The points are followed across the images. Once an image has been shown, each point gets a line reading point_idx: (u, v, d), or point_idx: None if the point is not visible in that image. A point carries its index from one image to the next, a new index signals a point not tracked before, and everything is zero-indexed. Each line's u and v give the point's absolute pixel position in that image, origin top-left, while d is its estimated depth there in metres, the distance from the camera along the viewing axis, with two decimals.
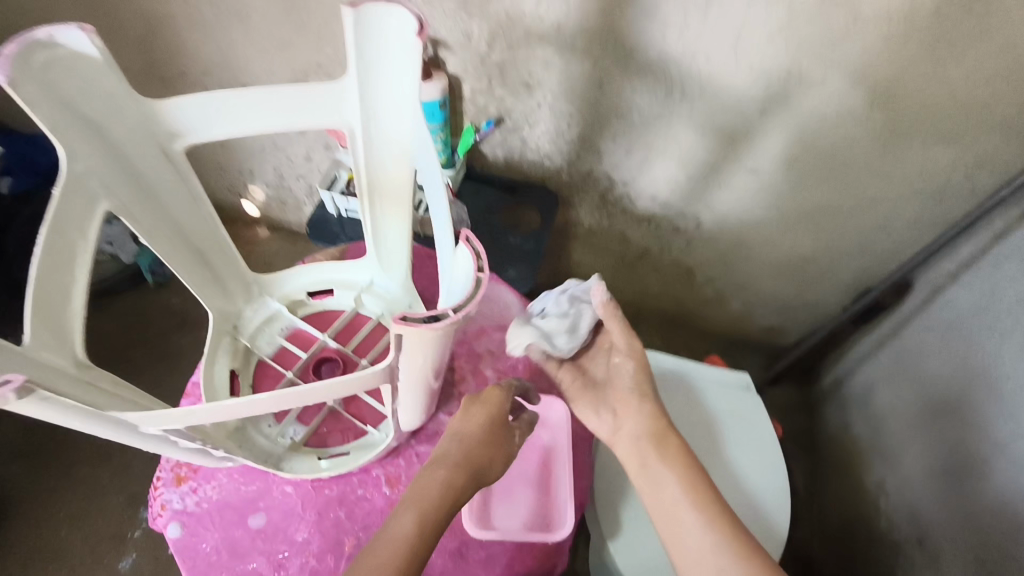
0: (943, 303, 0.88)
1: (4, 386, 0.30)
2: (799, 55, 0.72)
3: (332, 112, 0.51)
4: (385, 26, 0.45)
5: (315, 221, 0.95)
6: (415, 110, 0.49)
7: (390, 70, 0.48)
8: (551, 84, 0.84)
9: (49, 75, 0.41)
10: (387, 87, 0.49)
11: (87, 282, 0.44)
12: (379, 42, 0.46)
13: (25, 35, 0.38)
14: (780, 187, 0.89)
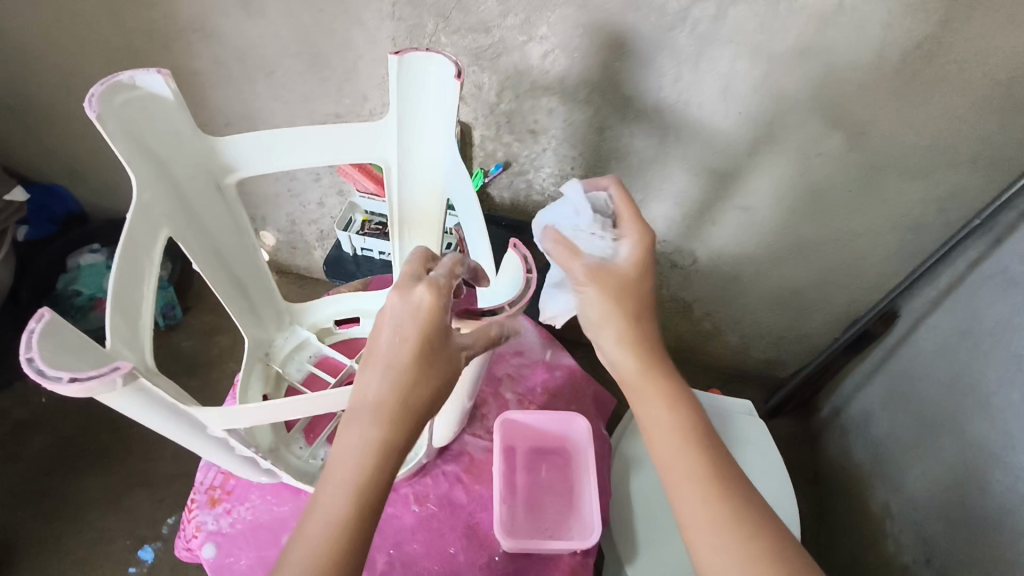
0: (930, 328, 0.93)
1: (114, 370, 0.32)
2: (783, 101, 0.79)
3: (372, 148, 0.56)
4: (424, 71, 0.51)
5: (331, 260, 1.00)
6: (448, 144, 0.55)
7: (425, 110, 0.53)
8: (556, 131, 0.91)
9: (128, 113, 0.45)
10: (421, 125, 0.55)
11: (152, 301, 0.47)
12: (417, 85, 0.52)
13: (112, 79, 0.43)
14: (770, 223, 0.96)
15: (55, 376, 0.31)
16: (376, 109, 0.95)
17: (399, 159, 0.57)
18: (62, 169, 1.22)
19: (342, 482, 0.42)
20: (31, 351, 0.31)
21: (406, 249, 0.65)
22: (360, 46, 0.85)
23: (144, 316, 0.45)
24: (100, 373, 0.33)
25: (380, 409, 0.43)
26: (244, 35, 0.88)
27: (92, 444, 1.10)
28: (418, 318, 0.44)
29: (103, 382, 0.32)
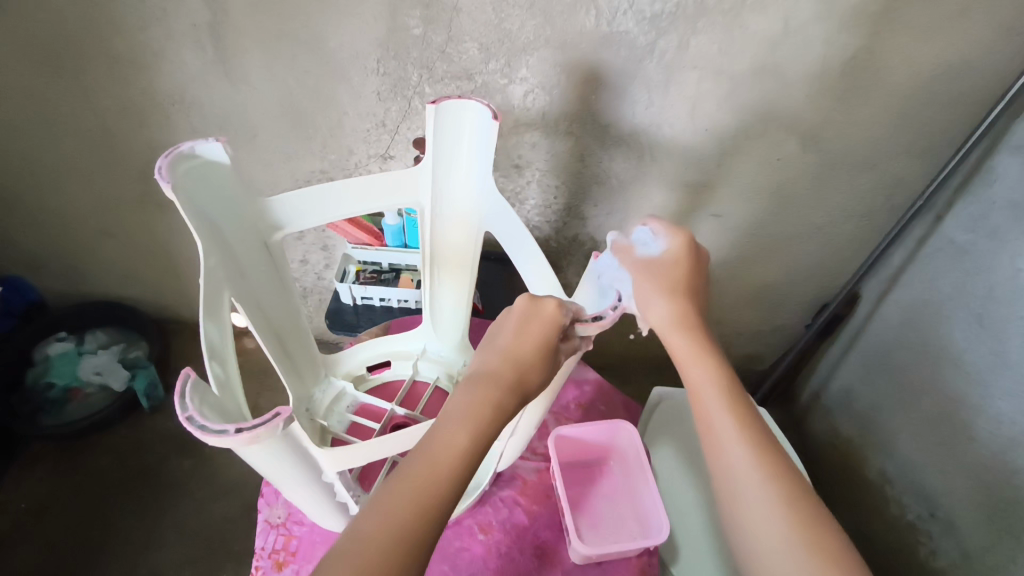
0: (893, 303, 1.03)
1: (279, 416, 0.36)
2: (743, 115, 0.88)
3: (408, 192, 0.60)
4: (458, 115, 0.56)
5: (332, 313, 0.99)
6: (484, 180, 0.60)
7: (461, 151, 0.59)
8: (538, 164, 0.96)
9: (193, 182, 0.47)
10: (456, 165, 0.60)
11: (231, 357, 0.49)
12: (451, 129, 0.57)
13: (173, 150, 0.45)
14: (741, 226, 1.04)
15: (220, 429, 0.35)
16: (361, 161, 0.97)
17: (432, 200, 0.61)
18: (19, 258, 1.17)
19: (451, 441, 0.44)
20: (189, 410, 0.35)
21: (435, 285, 0.69)
22: (344, 102, 0.88)
23: (234, 379, 0.48)
24: (260, 421, 0.36)
25: (502, 380, 0.49)
26: (226, 103, 0.89)
27: (86, 542, 1.04)
28: (542, 321, 0.54)
29: (263, 428, 0.36)
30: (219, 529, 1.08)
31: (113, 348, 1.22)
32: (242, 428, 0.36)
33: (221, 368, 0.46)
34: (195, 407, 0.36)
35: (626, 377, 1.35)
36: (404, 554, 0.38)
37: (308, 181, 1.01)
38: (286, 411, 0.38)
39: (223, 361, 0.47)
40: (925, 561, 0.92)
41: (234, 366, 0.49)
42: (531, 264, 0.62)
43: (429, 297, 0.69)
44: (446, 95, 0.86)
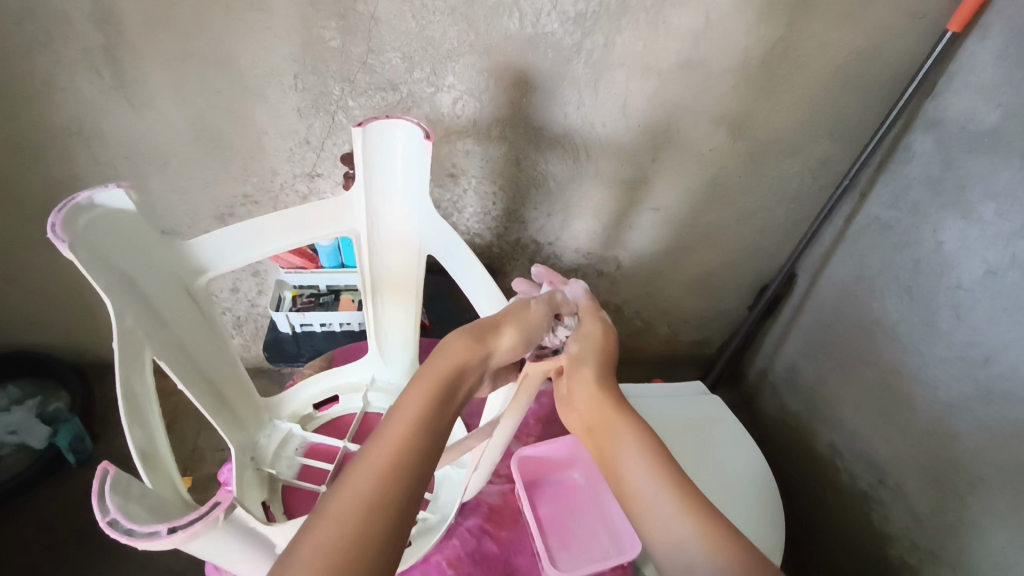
0: (828, 280, 1.06)
1: (219, 506, 0.35)
2: (673, 110, 0.88)
3: (341, 220, 0.56)
4: (387, 136, 0.53)
5: (270, 344, 0.94)
6: (423, 202, 0.57)
7: (395, 173, 0.56)
8: (474, 170, 0.93)
9: (96, 231, 0.42)
10: (390, 187, 0.57)
11: (161, 423, 0.45)
12: (382, 151, 0.54)
13: (69, 201, 0.39)
14: (679, 218, 1.05)
15: (151, 531, 0.33)
16: (287, 182, 0.92)
17: (368, 225, 0.58)
18: None
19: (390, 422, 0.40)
20: (111, 512, 0.32)
21: (379, 312, 0.65)
22: (263, 122, 0.83)
23: (161, 450, 0.44)
24: (197, 515, 0.35)
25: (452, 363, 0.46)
26: (131, 131, 0.82)
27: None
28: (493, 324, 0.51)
29: (204, 522, 0.34)
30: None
31: (30, 402, 1.10)
32: (176, 526, 0.34)
33: (149, 441, 0.43)
34: (118, 509, 0.33)
35: None
36: (383, 501, 0.35)
37: (232, 207, 0.95)
38: (225, 499, 0.36)
39: (146, 427, 0.43)
40: (879, 527, 0.96)
41: (161, 436, 0.45)
42: (469, 274, 0.60)
43: (374, 324, 0.66)
44: (371, 108, 0.82)
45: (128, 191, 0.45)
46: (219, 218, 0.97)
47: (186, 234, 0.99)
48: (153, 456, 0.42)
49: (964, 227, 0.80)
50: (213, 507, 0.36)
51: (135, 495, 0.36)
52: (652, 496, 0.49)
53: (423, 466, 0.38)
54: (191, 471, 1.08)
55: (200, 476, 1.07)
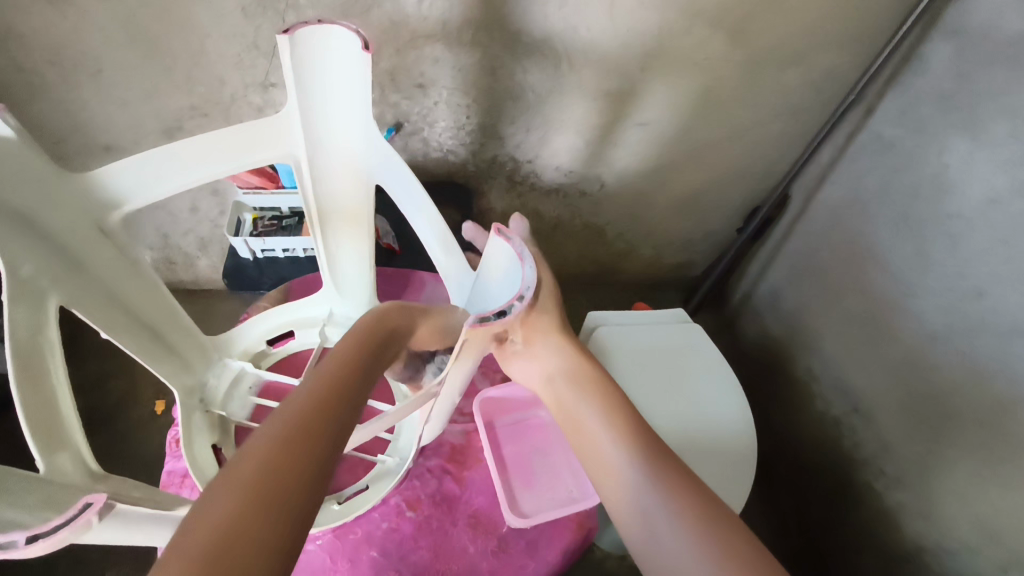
0: (821, 204, 1.00)
1: (92, 508, 0.32)
2: (666, 11, 0.78)
3: (276, 144, 0.50)
4: (322, 47, 0.45)
5: (230, 270, 0.89)
6: (368, 123, 0.51)
7: (332, 89, 0.49)
8: (444, 80, 0.84)
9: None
10: (329, 105, 0.50)
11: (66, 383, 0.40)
12: (318, 64, 0.46)
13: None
14: (668, 134, 0.97)
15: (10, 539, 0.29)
16: (238, 92, 0.83)
17: (308, 151, 0.52)
18: None
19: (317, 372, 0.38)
20: None
21: (327, 245, 0.60)
22: (202, 22, 0.73)
23: (66, 413, 0.39)
24: (64, 519, 0.31)
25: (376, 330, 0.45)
26: (52, 33, 0.73)
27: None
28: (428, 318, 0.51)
29: (74, 527, 0.31)
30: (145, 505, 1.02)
31: None
32: (40, 533, 0.30)
33: (49, 404, 0.38)
34: None
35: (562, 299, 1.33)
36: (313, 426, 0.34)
37: (179, 120, 0.87)
38: (99, 499, 0.33)
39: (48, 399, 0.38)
40: (848, 453, 0.96)
41: (68, 400, 0.39)
42: (419, 211, 0.55)
43: (326, 259, 0.61)
44: (324, 8, 0.72)
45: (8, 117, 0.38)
46: (167, 132, 0.89)
47: (132, 150, 0.91)
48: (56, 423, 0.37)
49: (973, 151, 0.74)
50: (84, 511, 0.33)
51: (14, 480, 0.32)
52: (620, 461, 0.48)
53: (354, 397, 0.38)
54: (162, 395, 1.07)
55: (171, 400, 1.06)
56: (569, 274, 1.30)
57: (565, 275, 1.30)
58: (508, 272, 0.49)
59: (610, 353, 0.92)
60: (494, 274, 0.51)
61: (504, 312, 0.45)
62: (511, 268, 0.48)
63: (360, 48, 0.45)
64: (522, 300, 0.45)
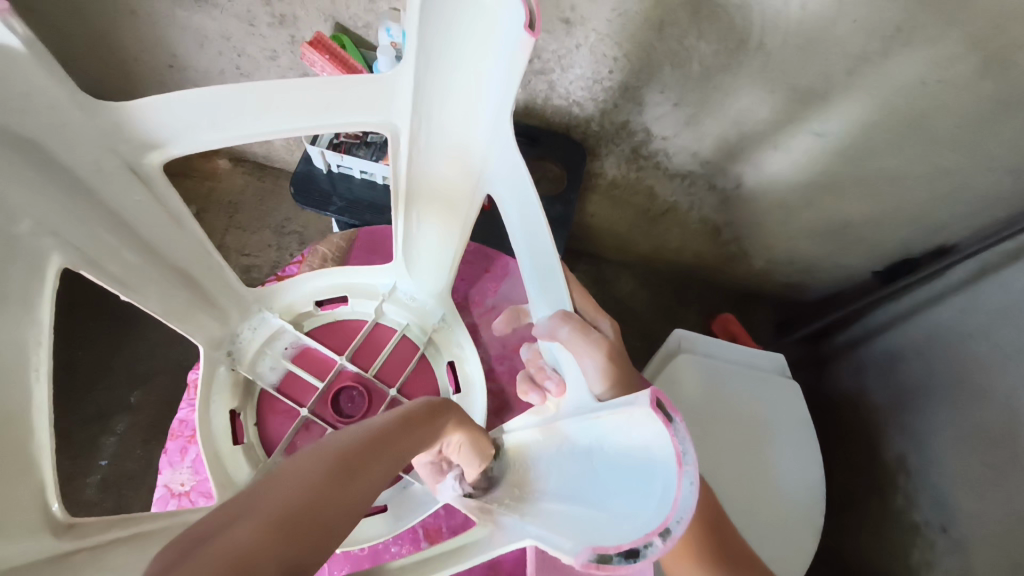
0: (997, 284, 0.78)
1: None
2: (916, 10, 0.57)
3: (375, 110, 0.43)
4: (469, 4, 0.38)
5: (299, 179, 0.79)
6: (499, 113, 0.44)
7: (462, 62, 0.42)
8: (598, 23, 0.68)
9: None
10: (451, 80, 0.43)
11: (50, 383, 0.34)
12: (454, 23, 0.39)
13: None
14: (846, 152, 0.78)
15: None
16: None
17: (413, 124, 0.45)
18: None
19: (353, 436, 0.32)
20: None
21: (408, 231, 0.53)
22: None
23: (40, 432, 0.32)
24: None
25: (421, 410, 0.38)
26: None
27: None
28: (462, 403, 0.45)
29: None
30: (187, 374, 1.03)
31: None
32: None
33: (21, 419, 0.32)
34: None
35: (646, 280, 1.23)
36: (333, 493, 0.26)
37: None
38: None
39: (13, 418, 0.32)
40: (916, 567, 0.85)
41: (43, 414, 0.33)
42: (543, 282, 0.47)
43: (402, 244, 0.54)
44: None
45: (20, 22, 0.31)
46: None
47: (225, 8, 0.79)
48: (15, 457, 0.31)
49: None
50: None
51: None
52: None
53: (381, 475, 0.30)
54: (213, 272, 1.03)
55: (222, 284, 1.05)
56: (662, 258, 1.16)
57: (658, 257, 1.17)
58: (647, 451, 0.34)
59: (688, 387, 0.80)
60: (625, 434, 0.37)
61: (636, 556, 0.31)
62: (653, 455, 0.34)
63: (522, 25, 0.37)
64: (665, 536, 0.31)
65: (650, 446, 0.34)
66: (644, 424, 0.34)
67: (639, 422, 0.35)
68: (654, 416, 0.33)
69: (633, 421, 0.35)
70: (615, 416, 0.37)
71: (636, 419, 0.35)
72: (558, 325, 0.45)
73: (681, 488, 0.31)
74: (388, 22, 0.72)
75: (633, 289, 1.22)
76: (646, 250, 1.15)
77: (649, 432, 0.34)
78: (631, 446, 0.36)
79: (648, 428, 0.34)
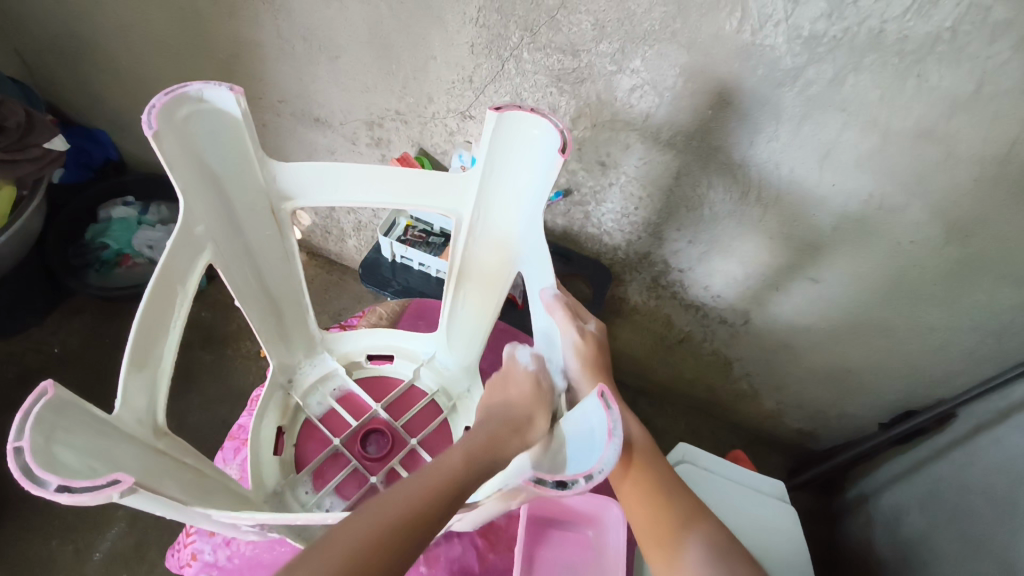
0: (992, 441, 0.82)
1: (113, 486, 0.32)
2: (882, 180, 0.70)
3: (447, 202, 0.57)
4: (523, 128, 0.51)
5: (368, 264, 0.93)
6: (534, 214, 0.56)
7: (510, 172, 0.54)
8: (628, 168, 0.84)
9: (194, 125, 0.46)
10: (501, 185, 0.56)
11: (176, 343, 0.47)
12: (511, 142, 0.52)
13: (177, 88, 0.44)
14: (839, 299, 0.88)
15: (42, 479, 0.31)
16: (439, 113, 0.89)
17: (471, 215, 0.58)
18: (114, 114, 1.22)
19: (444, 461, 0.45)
20: (22, 440, 0.31)
21: (458, 301, 0.65)
22: (434, 47, 0.80)
23: (163, 368, 0.46)
24: (92, 486, 0.32)
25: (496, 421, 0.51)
26: (313, 17, 0.83)
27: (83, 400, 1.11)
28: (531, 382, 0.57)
29: (94, 497, 0.32)
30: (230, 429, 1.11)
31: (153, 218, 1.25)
32: (73, 488, 0.32)
33: (156, 359, 0.45)
34: (32, 439, 0.32)
35: (662, 409, 1.30)
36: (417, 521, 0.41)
37: (382, 118, 0.94)
38: (127, 481, 0.33)
39: (152, 354, 0.44)
40: None
41: (168, 360, 0.47)
42: (535, 267, 0.59)
43: (448, 311, 0.66)
44: (545, 66, 0.76)
45: (243, 99, 0.47)
46: (369, 126, 0.97)
47: (336, 129, 1.01)
48: (148, 384, 0.44)
49: None
50: (110, 486, 0.33)
51: (78, 413, 0.36)
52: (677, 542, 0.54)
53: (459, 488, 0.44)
54: None
55: None
56: (678, 388, 1.24)
57: (675, 387, 1.24)
58: (592, 428, 0.45)
59: None
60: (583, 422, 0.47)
61: (563, 484, 0.40)
62: (594, 429, 0.44)
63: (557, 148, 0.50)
64: (588, 479, 0.40)
65: (596, 422, 0.44)
66: (594, 410, 0.45)
67: (592, 408, 0.46)
68: (600, 399, 0.44)
69: (588, 411, 0.46)
70: (581, 413, 0.48)
71: (591, 408, 0.46)
72: (534, 365, 0.58)
73: (606, 449, 0.40)
74: (461, 152, 0.90)
75: (650, 415, 1.28)
76: (663, 378, 1.23)
77: (596, 416, 0.44)
78: (584, 432, 0.46)
79: (596, 411, 0.44)
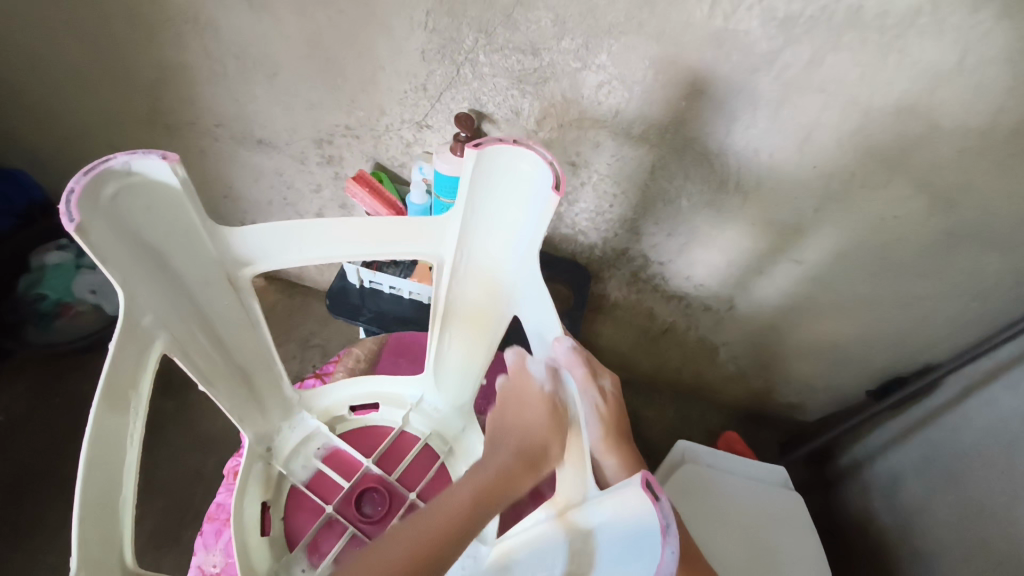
0: (984, 403, 0.83)
1: None
2: (864, 158, 0.68)
3: (428, 245, 0.53)
4: (510, 163, 0.48)
5: (334, 292, 0.87)
6: (529, 252, 0.53)
7: (495, 208, 0.51)
8: (599, 165, 0.80)
9: (125, 201, 0.40)
10: (487, 223, 0.53)
11: (138, 457, 0.41)
12: (500, 178, 0.49)
13: (99, 164, 0.37)
14: (823, 278, 0.87)
15: None
16: (393, 125, 0.83)
17: (454, 256, 0.54)
18: (32, 151, 1.11)
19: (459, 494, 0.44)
20: None
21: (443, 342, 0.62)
22: (382, 55, 0.74)
23: (125, 490, 0.40)
24: None
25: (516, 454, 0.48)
26: (244, 32, 0.76)
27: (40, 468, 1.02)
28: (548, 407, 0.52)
29: None
30: (207, 479, 1.05)
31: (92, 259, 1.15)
32: None
33: (115, 481, 0.39)
34: None
35: (650, 398, 1.28)
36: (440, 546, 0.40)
37: (331, 134, 0.87)
38: None
39: (112, 475, 0.39)
40: None
41: (131, 481, 0.40)
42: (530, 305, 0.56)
43: (434, 355, 0.63)
44: (504, 68, 0.71)
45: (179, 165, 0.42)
46: (318, 144, 0.90)
47: (282, 150, 0.93)
48: (109, 513, 0.38)
49: None
50: None
51: None
52: None
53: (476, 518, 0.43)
54: None
55: None
56: (664, 376, 1.22)
57: (660, 375, 1.23)
58: (639, 523, 0.41)
59: (692, 496, 0.82)
60: (624, 519, 0.42)
61: None
62: (644, 528, 0.40)
63: (551, 184, 0.47)
64: None
65: (641, 518, 0.40)
66: (637, 503, 0.41)
67: (631, 499, 0.42)
68: (646, 492, 0.40)
69: (626, 501, 0.42)
70: (614, 497, 0.44)
71: (630, 498, 0.42)
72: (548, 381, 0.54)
73: (664, 554, 0.37)
74: (421, 162, 0.84)
75: (640, 406, 1.27)
76: (649, 368, 1.21)
77: (640, 511, 0.41)
78: (625, 524, 0.42)
79: (639, 502, 0.41)
